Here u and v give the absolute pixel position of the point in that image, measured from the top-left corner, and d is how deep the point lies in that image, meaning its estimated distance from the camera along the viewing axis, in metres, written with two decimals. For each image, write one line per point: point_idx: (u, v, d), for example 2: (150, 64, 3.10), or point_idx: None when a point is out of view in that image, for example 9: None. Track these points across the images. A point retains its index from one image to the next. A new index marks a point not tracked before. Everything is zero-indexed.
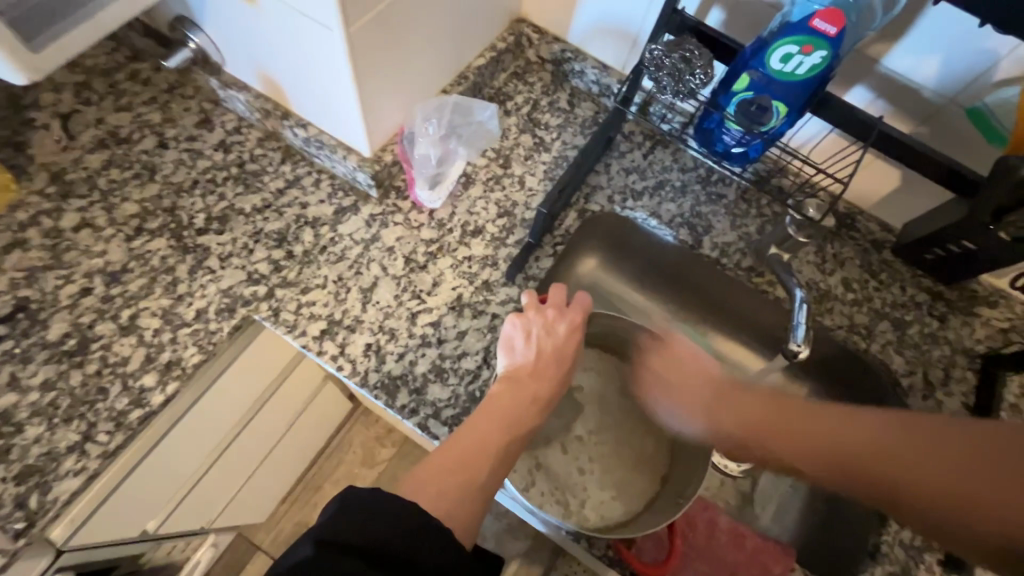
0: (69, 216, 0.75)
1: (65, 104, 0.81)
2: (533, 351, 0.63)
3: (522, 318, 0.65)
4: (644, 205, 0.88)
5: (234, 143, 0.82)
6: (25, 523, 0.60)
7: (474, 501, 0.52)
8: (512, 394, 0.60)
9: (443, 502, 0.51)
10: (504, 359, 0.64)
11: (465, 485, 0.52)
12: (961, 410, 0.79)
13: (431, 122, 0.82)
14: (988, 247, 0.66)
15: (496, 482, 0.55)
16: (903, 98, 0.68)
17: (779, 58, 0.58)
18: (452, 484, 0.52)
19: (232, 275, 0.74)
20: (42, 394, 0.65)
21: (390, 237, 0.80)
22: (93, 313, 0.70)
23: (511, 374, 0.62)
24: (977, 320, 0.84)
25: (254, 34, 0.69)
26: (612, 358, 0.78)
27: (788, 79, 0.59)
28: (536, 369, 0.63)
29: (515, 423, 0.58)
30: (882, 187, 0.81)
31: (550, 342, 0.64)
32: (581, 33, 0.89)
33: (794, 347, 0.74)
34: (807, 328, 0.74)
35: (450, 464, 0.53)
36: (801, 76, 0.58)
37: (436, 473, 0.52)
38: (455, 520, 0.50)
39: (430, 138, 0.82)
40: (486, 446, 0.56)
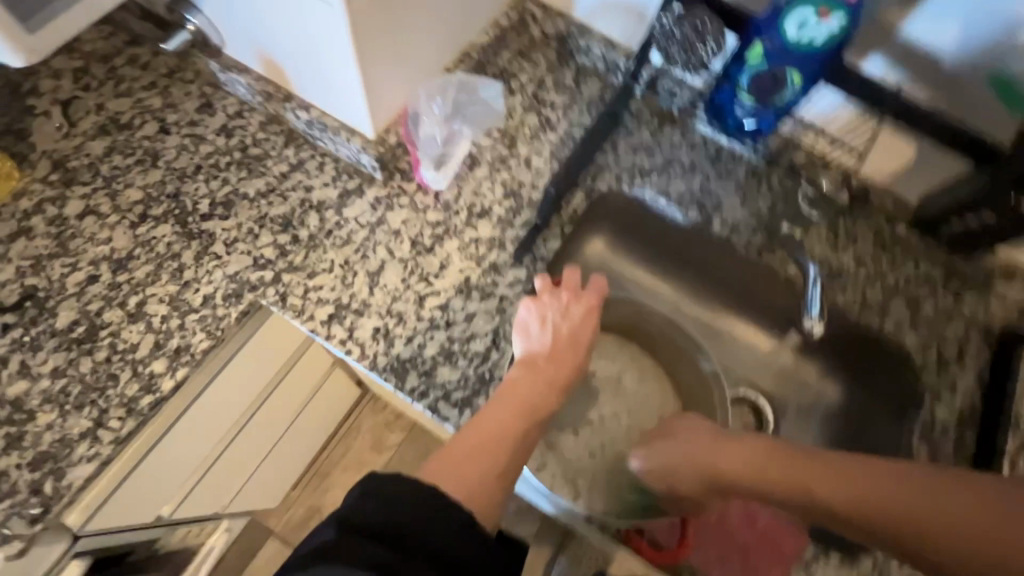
0: (73, 204, 0.74)
1: (65, 90, 0.80)
2: (550, 334, 0.63)
3: (537, 303, 0.65)
4: (652, 184, 0.86)
5: (236, 127, 0.81)
6: (40, 508, 0.60)
7: (496, 485, 0.51)
8: (530, 378, 0.59)
9: (465, 486, 0.49)
10: (521, 342, 0.63)
11: (487, 471, 0.51)
12: (976, 386, 0.78)
13: (436, 101, 0.81)
14: (1007, 221, 0.65)
15: (516, 468, 0.54)
16: (922, 66, 0.66)
17: (794, 25, 0.56)
18: (475, 469, 0.51)
19: (238, 260, 0.73)
20: (53, 381, 0.65)
21: (395, 219, 0.79)
22: (101, 300, 0.69)
23: (527, 360, 0.61)
24: (994, 296, 0.82)
25: (254, 14, 0.68)
26: (623, 341, 0.77)
27: (802, 46, 0.58)
28: (553, 352, 0.62)
29: (536, 407, 0.57)
30: (895, 161, 0.80)
31: (566, 325, 0.64)
32: (586, 8, 0.87)
33: (807, 321, 0.74)
34: (820, 302, 0.74)
35: (472, 449, 0.52)
36: (816, 43, 0.57)
37: (457, 457, 0.51)
38: (479, 504, 0.49)
39: (435, 118, 0.80)
40: (506, 432, 0.55)
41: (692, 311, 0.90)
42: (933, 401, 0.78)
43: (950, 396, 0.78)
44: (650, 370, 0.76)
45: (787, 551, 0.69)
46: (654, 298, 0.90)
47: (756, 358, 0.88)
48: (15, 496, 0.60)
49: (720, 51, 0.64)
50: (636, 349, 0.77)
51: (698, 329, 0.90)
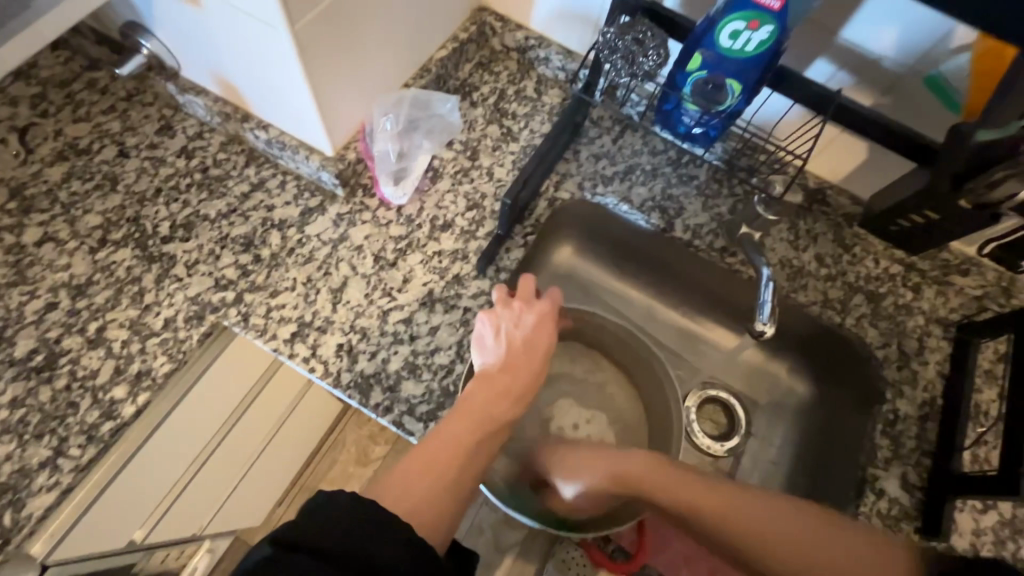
0: (31, 231, 0.74)
1: (22, 117, 0.80)
2: (505, 344, 0.62)
3: (492, 315, 0.65)
4: (614, 190, 0.88)
5: (197, 149, 0.81)
6: (1, 540, 0.60)
7: (445, 499, 0.49)
8: (485, 388, 0.58)
9: (409, 502, 0.48)
10: (478, 356, 0.63)
11: (436, 483, 0.49)
12: (936, 379, 0.80)
13: (388, 117, 0.81)
14: (948, 219, 0.66)
15: (468, 482, 0.52)
16: (865, 68, 0.67)
17: (727, 36, 0.57)
18: (423, 486, 0.49)
19: (199, 282, 0.73)
20: (11, 411, 0.65)
21: (358, 235, 0.79)
22: (60, 327, 0.69)
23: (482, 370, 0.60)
24: (951, 289, 0.84)
25: (203, 37, 0.68)
26: (589, 352, 0.78)
27: (739, 56, 0.58)
28: (507, 361, 0.61)
29: (492, 418, 0.56)
30: (848, 160, 0.81)
31: (521, 336, 0.63)
32: (543, 18, 0.89)
33: (760, 326, 0.74)
34: (772, 305, 0.74)
35: (418, 465, 0.50)
36: (751, 52, 0.58)
37: (404, 477, 0.49)
38: (427, 517, 0.47)
39: (388, 134, 0.81)
40: (458, 445, 0.53)
41: (665, 316, 0.91)
42: (895, 396, 0.79)
43: (911, 390, 0.79)
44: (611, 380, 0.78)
45: None
46: (626, 305, 0.91)
47: (724, 360, 0.90)
48: None
49: (662, 61, 0.64)
50: (603, 360, 0.78)
51: (671, 336, 0.91)
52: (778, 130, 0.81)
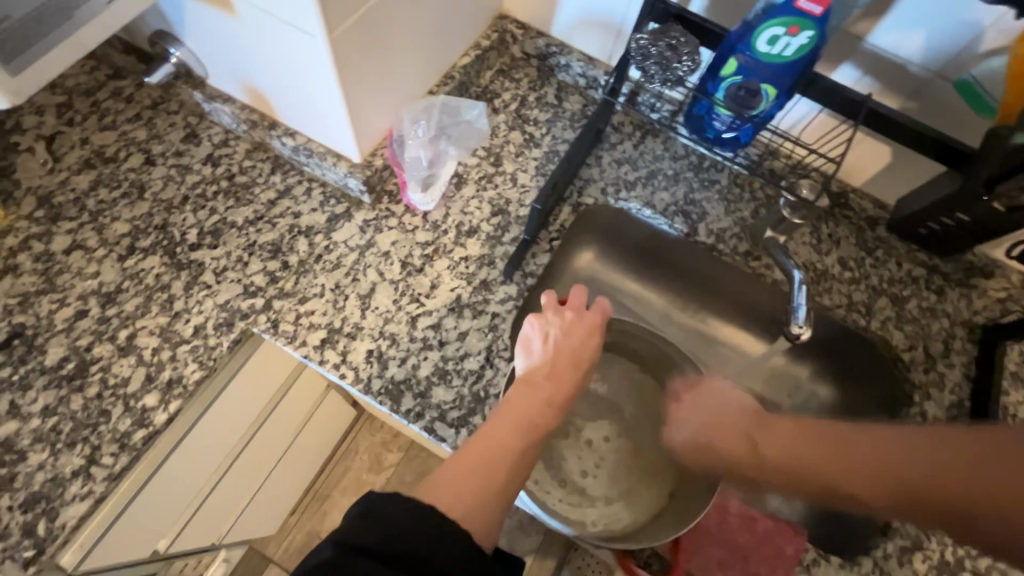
0: (60, 239, 0.74)
1: (49, 125, 0.80)
2: (551, 351, 0.62)
3: (540, 319, 0.64)
4: (637, 196, 0.89)
5: (223, 156, 0.82)
6: (34, 551, 0.59)
7: (493, 504, 0.49)
8: (531, 394, 0.58)
9: (460, 505, 0.47)
10: (522, 359, 0.62)
11: (485, 490, 0.49)
12: (963, 381, 0.81)
13: (420, 124, 0.82)
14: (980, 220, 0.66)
15: (514, 488, 0.52)
16: (891, 73, 0.68)
17: (765, 41, 0.57)
18: (474, 490, 0.49)
19: (228, 289, 0.73)
20: (43, 420, 0.64)
21: (385, 241, 0.79)
22: (91, 335, 0.69)
23: (530, 376, 0.60)
24: (975, 291, 0.85)
25: (236, 46, 0.68)
26: (621, 362, 0.75)
27: (775, 61, 0.59)
28: (552, 369, 0.60)
29: (536, 426, 0.56)
30: (872, 165, 0.82)
31: (569, 344, 0.63)
32: (563, 26, 0.90)
33: (795, 329, 0.74)
34: (807, 309, 0.75)
35: (469, 468, 0.50)
36: (788, 58, 0.58)
37: (455, 480, 0.49)
38: (478, 522, 0.47)
39: (420, 141, 0.81)
40: (504, 451, 0.52)
41: (681, 319, 0.90)
42: (922, 398, 0.80)
43: (938, 392, 0.80)
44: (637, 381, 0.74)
45: (788, 554, 0.68)
46: (645, 308, 0.91)
47: (750, 364, 0.89)
48: (6, 539, 0.60)
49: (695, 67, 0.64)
50: (635, 371, 0.75)
51: (687, 337, 0.90)
52: (804, 133, 0.81)
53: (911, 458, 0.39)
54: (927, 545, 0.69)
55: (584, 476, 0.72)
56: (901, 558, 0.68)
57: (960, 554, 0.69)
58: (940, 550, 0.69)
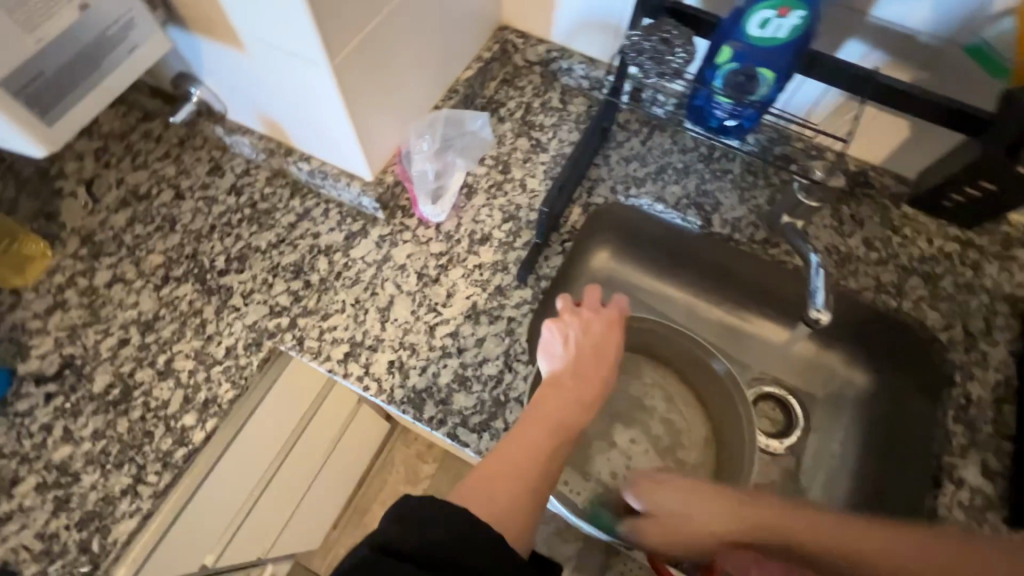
0: (102, 274, 0.79)
1: (88, 169, 0.86)
2: (573, 351, 0.61)
3: (559, 323, 0.63)
4: (647, 191, 0.89)
5: (245, 185, 0.86)
6: (90, 565, 0.63)
7: (528, 504, 0.50)
8: (558, 396, 0.58)
9: (496, 508, 0.49)
10: (545, 362, 0.62)
11: (517, 493, 0.50)
12: (1009, 358, 0.77)
13: (426, 137, 0.84)
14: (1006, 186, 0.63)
15: (546, 487, 0.53)
16: (901, 42, 0.65)
17: (757, 24, 0.56)
18: (507, 495, 0.50)
19: (256, 310, 0.77)
20: (93, 443, 0.69)
21: (401, 255, 0.82)
22: (133, 361, 0.73)
23: (556, 376, 0.60)
24: (1015, 264, 0.82)
25: (247, 79, 0.72)
26: (645, 362, 0.75)
27: (769, 44, 0.57)
28: (577, 369, 0.60)
29: (566, 426, 0.56)
30: (890, 141, 0.81)
31: (590, 342, 0.62)
32: (563, 32, 0.92)
33: (814, 314, 0.72)
34: (824, 292, 0.73)
35: (502, 472, 0.51)
36: (782, 39, 0.57)
37: (487, 484, 0.50)
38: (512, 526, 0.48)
39: (426, 154, 0.83)
40: (535, 453, 0.53)
41: (709, 315, 0.91)
42: (964, 379, 0.75)
43: (983, 371, 0.76)
44: (663, 378, 0.74)
45: None
46: (670, 306, 0.92)
47: (775, 353, 0.89)
48: (65, 556, 0.64)
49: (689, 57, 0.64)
50: (658, 366, 0.75)
51: (715, 332, 0.91)
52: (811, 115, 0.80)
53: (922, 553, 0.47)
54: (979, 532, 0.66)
55: (613, 477, 0.71)
56: None
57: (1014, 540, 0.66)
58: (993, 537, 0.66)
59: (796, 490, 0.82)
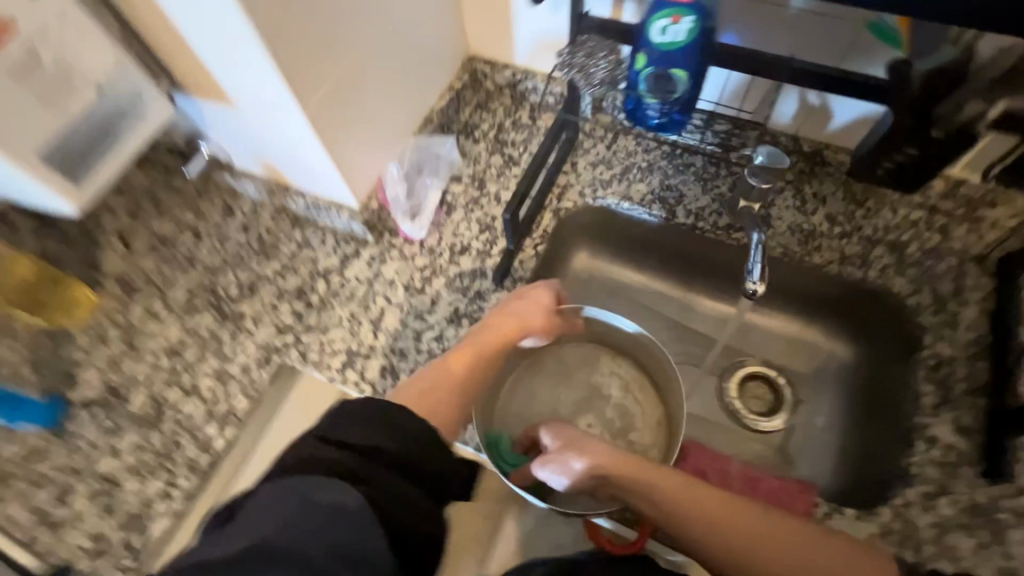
0: (136, 310, 0.91)
1: (122, 222, 0.98)
2: (533, 319, 0.71)
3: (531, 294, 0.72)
4: (614, 191, 0.94)
5: (252, 222, 0.96)
6: (133, 559, 0.75)
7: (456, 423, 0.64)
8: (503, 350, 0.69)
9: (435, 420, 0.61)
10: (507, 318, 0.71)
11: (456, 413, 0.63)
12: (981, 317, 0.77)
13: (393, 165, 0.93)
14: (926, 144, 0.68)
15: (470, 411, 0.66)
16: (785, 34, 0.73)
17: (657, 32, 0.63)
18: (445, 406, 0.63)
19: (265, 331, 0.87)
20: (132, 455, 0.79)
21: (389, 271, 0.90)
22: (163, 383, 0.84)
23: (521, 325, 0.70)
24: (985, 225, 0.81)
25: (242, 130, 0.83)
26: (603, 352, 0.81)
27: (672, 48, 0.64)
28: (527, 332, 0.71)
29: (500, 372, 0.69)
30: (824, 121, 0.86)
31: (548, 316, 0.72)
32: (525, 54, 1.00)
33: (751, 286, 0.75)
34: (762, 266, 0.75)
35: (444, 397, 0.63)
36: (683, 42, 0.64)
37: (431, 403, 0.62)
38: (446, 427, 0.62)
39: (395, 179, 0.93)
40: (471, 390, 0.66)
41: (703, 308, 0.96)
42: (934, 340, 0.77)
43: (953, 332, 0.77)
44: (624, 368, 0.80)
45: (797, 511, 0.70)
46: (657, 299, 0.97)
47: (758, 337, 0.93)
48: (114, 551, 0.75)
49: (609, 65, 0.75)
50: (615, 358, 0.80)
51: (708, 322, 0.95)
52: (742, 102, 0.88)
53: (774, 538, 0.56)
54: (952, 489, 0.68)
55: None
56: (922, 505, 0.67)
57: (987, 494, 0.67)
58: (969, 493, 0.67)
59: (785, 465, 0.84)
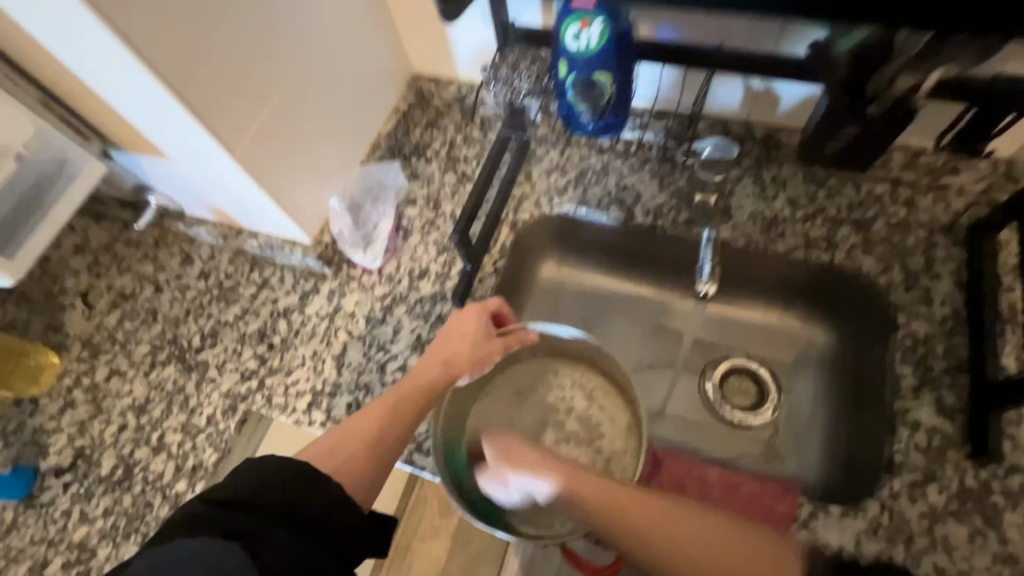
0: (101, 370, 0.90)
1: (83, 282, 0.97)
2: (464, 343, 0.69)
3: (463, 316, 0.70)
4: (570, 198, 0.91)
5: (212, 268, 0.96)
6: None
7: (369, 463, 0.58)
8: (426, 378, 0.66)
9: (335, 463, 0.57)
10: (440, 344, 0.69)
11: (360, 459, 0.58)
12: (955, 290, 0.75)
13: (335, 199, 0.92)
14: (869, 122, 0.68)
15: (390, 455, 0.60)
16: (704, 31, 0.74)
17: (571, 39, 0.64)
18: (351, 457, 0.58)
19: (229, 378, 0.86)
20: (105, 519, 0.78)
21: (349, 303, 0.89)
22: (132, 442, 0.83)
23: (446, 359, 0.68)
24: (951, 192, 0.79)
25: (182, 180, 0.82)
26: (560, 361, 0.79)
27: (588, 54, 0.64)
28: (455, 357, 0.68)
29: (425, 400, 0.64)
30: (769, 103, 0.84)
31: (476, 341, 0.69)
32: (468, 68, 0.99)
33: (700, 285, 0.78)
34: (709, 263, 0.81)
35: (352, 438, 0.59)
36: (597, 47, 0.64)
37: (336, 446, 0.58)
38: (361, 475, 0.57)
39: (340, 214, 0.92)
40: (390, 425, 0.61)
41: (681, 306, 0.91)
42: (908, 319, 0.74)
43: (927, 309, 0.74)
44: (590, 378, 0.77)
45: (782, 513, 0.65)
46: (633, 303, 0.93)
47: (738, 330, 0.89)
48: None
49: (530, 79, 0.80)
50: (583, 370, 0.78)
51: (688, 322, 0.91)
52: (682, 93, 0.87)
53: (709, 541, 0.55)
54: (941, 475, 0.64)
55: None
56: (910, 494, 0.64)
57: (977, 476, 0.64)
58: (957, 477, 0.64)
59: (771, 460, 0.81)
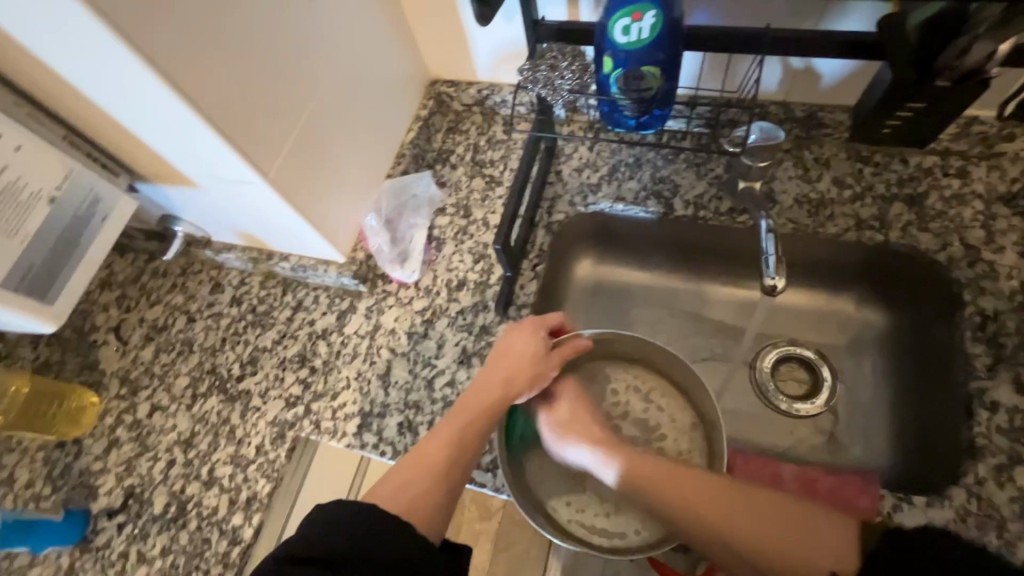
0: (142, 407, 0.88)
1: (114, 317, 0.95)
2: (519, 360, 0.67)
3: (515, 333, 0.69)
4: (605, 194, 0.89)
5: (244, 294, 0.94)
6: None
7: (435, 495, 0.57)
8: (483, 399, 0.64)
9: (402, 500, 0.55)
10: (493, 364, 0.67)
11: (427, 492, 0.57)
12: (1021, 261, 0.72)
13: (370, 216, 0.90)
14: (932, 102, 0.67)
15: (455, 484, 0.59)
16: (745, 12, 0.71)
17: (620, 33, 0.62)
18: (418, 493, 0.56)
19: (274, 406, 0.84)
20: (164, 559, 0.77)
21: (389, 320, 0.87)
22: (182, 478, 0.82)
23: (505, 378, 0.66)
24: (1006, 159, 0.77)
25: (211, 208, 0.80)
26: (613, 363, 0.77)
27: (639, 46, 0.63)
28: (510, 375, 0.66)
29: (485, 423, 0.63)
30: (812, 82, 0.80)
31: (531, 357, 0.67)
32: (487, 69, 0.96)
33: (769, 282, 0.73)
34: (776, 257, 0.73)
35: (415, 471, 0.58)
36: (648, 39, 0.62)
37: (401, 480, 0.57)
38: (428, 511, 0.55)
39: (376, 231, 0.89)
40: (453, 452, 0.60)
41: (718, 297, 0.89)
42: (975, 295, 0.71)
43: (994, 284, 0.72)
44: (645, 377, 0.76)
45: (862, 508, 0.66)
46: (674, 298, 0.90)
47: (787, 318, 0.87)
48: None
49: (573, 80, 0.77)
50: (639, 369, 0.76)
51: (733, 312, 0.88)
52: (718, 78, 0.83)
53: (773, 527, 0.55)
54: None
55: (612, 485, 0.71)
56: (995, 478, 0.63)
57: None
58: None
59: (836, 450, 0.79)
